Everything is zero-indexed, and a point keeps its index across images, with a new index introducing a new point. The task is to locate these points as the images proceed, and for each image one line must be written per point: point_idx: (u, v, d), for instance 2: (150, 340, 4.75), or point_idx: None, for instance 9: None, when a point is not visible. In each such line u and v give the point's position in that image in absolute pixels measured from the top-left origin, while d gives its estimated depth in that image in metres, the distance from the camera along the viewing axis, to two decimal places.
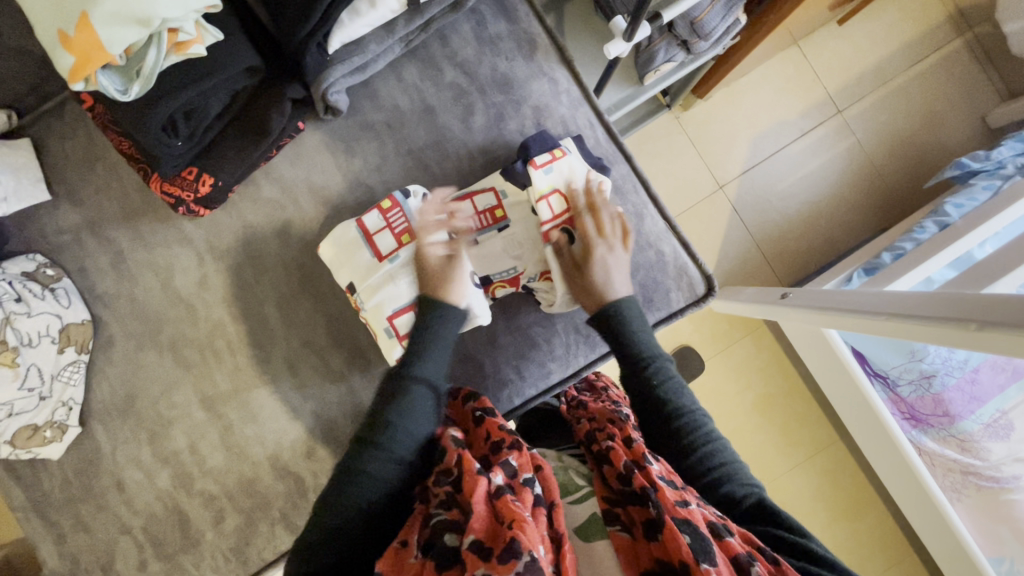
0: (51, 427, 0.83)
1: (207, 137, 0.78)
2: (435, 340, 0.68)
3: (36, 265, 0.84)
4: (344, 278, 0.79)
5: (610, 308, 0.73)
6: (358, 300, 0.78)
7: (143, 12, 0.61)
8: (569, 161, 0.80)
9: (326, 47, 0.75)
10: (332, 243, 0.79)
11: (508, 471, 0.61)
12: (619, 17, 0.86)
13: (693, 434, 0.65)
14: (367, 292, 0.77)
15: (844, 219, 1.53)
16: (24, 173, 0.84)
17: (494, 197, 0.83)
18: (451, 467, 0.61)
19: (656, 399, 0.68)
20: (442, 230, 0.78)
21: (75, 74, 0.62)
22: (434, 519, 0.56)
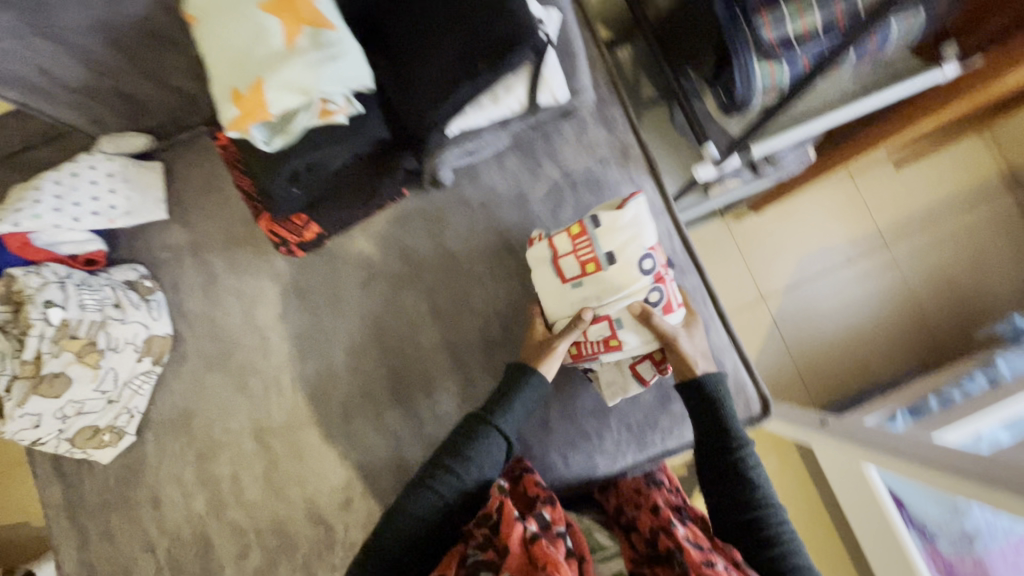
0: (110, 430, 0.86)
1: (322, 189, 0.84)
2: (519, 401, 0.77)
3: (137, 275, 0.90)
4: (600, 243, 0.75)
5: (701, 382, 0.76)
6: (594, 271, 0.75)
7: (307, 85, 0.68)
8: (624, 280, 0.75)
9: (446, 130, 0.78)
10: (638, 210, 0.76)
11: (542, 522, 0.67)
12: (711, 143, 0.94)
13: (768, 527, 0.70)
14: (614, 279, 0.75)
15: (883, 347, 1.55)
16: (149, 193, 0.91)
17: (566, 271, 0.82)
18: (492, 511, 0.68)
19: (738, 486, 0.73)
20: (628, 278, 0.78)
21: (235, 125, 0.70)
22: (472, 559, 0.64)
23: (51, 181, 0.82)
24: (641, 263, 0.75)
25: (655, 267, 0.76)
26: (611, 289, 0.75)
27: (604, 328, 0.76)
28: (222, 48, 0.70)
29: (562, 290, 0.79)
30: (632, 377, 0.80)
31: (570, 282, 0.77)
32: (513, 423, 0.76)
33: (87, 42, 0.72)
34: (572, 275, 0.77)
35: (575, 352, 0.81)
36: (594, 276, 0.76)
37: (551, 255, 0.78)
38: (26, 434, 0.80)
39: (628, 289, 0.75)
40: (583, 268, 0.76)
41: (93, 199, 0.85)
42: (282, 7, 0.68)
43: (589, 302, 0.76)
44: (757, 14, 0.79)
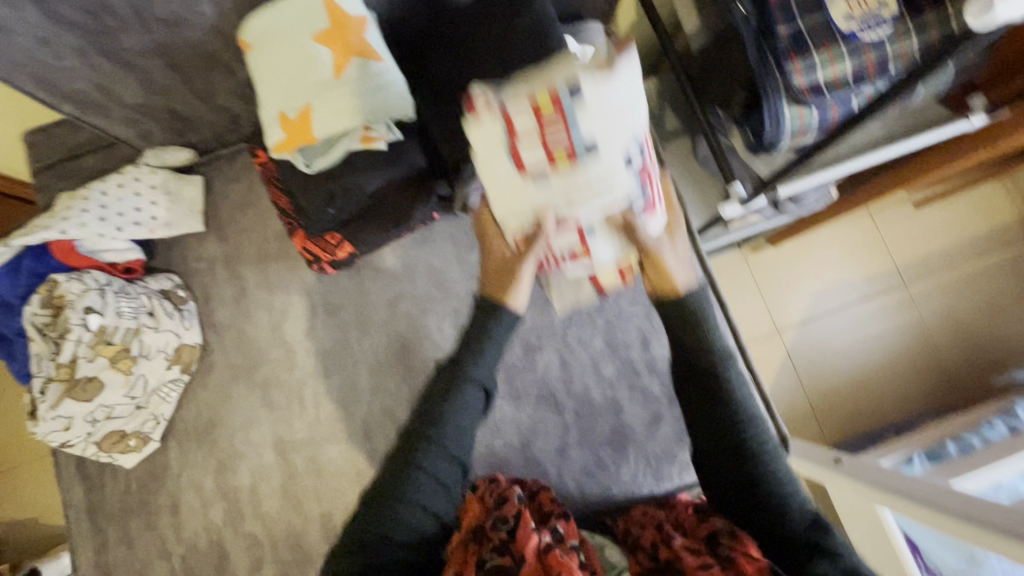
0: (136, 436, 0.87)
1: (357, 209, 0.86)
2: (491, 342, 0.73)
3: (172, 284, 0.92)
4: (578, 127, 0.57)
5: (678, 296, 0.73)
6: (567, 164, 0.59)
7: (352, 113, 0.72)
8: (603, 180, 0.61)
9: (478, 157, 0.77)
10: (626, 80, 0.58)
11: (557, 535, 0.68)
12: (738, 182, 0.93)
13: (748, 441, 0.67)
14: (591, 180, 0.61)
15: (896, 376, 1.54)
16: (188, 205, 0.94)
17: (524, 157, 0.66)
18: (509, 516, 0.69)
19: (725, 421, 0.68)
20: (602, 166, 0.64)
21: (280, 147, 0.74)
22: (489, 563, 0.63)
23: (98, 194, 0.87)
24: (626, 158, 0.62)
25: (640, 165, 0.64)
26: (586, 193, 0.62)
27: (574, 239, 0.69)
28: (272, 73, 0.72)
29: (520, 185, 0.63)
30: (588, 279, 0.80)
31: (534, 180, 0.61)
32: (488, 373, 0.72)
33: (145, 64, 0.76)
34: (536, 168, 0.60)
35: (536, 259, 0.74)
36: (565, 173, 0.60)
37: (507, 136, 0.59)
38: (56, 435, 0.82)
39: (609, 198, 0.63)
40: (552, 163, 0.59)
41: (135, 209, 0.89)
42: (333, 38, 0.71)
43: (556, 204, 0.63)
44: (788, 59, 0.82)
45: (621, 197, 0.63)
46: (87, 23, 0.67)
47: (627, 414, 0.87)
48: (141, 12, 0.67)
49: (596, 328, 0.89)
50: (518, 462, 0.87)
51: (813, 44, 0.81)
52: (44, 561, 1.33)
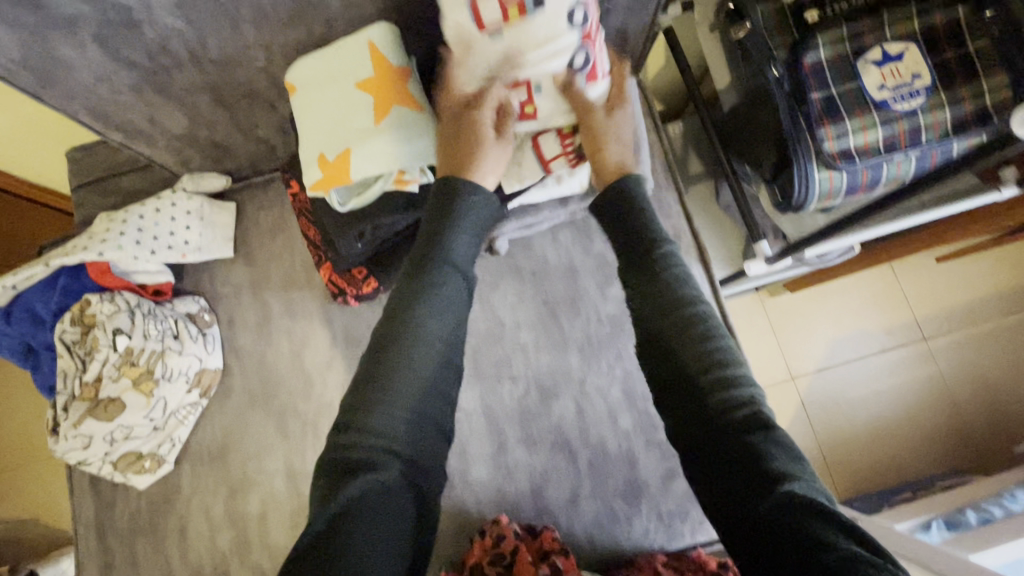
0: (151, 458, 0.88)
1: (384, 247, 0.87)
2: (462, 221, 0.68)
3: (198, 308, 0.94)
4: None
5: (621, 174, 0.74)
6: (516, 20, 0.63)
7: (389, 159, 0.73)
8: (548, 34, 0.64)
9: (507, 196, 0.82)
10: None
11: (555, 568, 0.72)
12: (764, 242, 0.95)
13: (699, 325, 0.62)
14: (537, 33, 0.64)
15: (905, 421, 1.52)
16: (219, 231, 0.96)
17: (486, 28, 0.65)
18: (507, 553, 0.76)
19: (669, 302, 0.63)
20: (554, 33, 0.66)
21: (317, 186, 0.75)
22: None
23: (135, 217, 0.89)
24: (570, 15, 0.63)
25: (587, 22, 0.65)
26: (532, 58, 0.67)
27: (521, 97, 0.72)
28: (316, 118, 0.75)
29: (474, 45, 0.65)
30: (533, 155, 0.79)
31: (490, 32, 0.64)
32: (465, 252, 0.67)
33: (194, 100, 0.79)
34: (490, 26, 0.63)
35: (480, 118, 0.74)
36: (516, 25, 0.63)
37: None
38: (74, 454, 0.84)
39: (555, 48, 0.65)
40: (505, 12, 0.62)
41: (169, 233, 0.91)
42: (376, 86, 0.72)
43: (509, 70, 0.68)
44: (821, 125, 0.83)
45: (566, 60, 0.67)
46: (146, 64, 0.70)
47: (641, 466, 0.86)
48: (197, 55, 0.71)
49: (615, 377, 0.89)
50: (529, 508, 0.86)
51: (845, 111, 0.83)
52: (43, 565, 1.29)
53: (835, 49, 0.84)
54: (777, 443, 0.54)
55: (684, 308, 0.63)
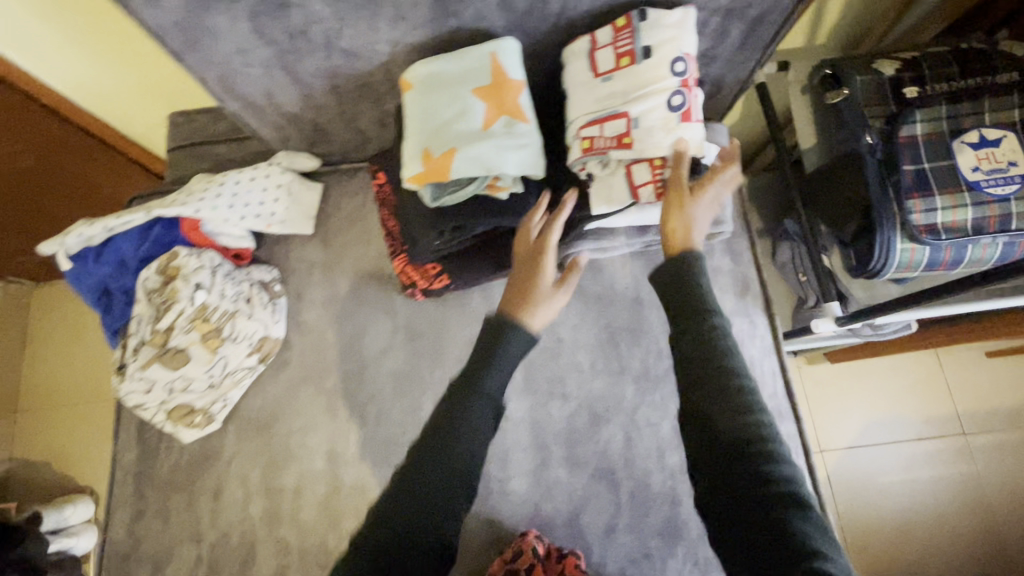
0: (202, 414, 0.89)
1: (460, 247, 0.89)
2: (504, 359, 0.63)
3: (270, 278, 0.97)
4: (640, 37, 0.74)
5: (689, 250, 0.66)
6: (626, 67, 0.75)
7: (491, 163, 0.76)
8: (650, 76, 0.74)
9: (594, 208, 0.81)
10: (676, 20, 0.73)
11: None
12: (835, 303, 0.94)
13: (739, 398, 0.55)
14: (642, 75, 0.74)
15: (934, 518, 1.43)
16: (302, 207, 0.99)
17: (601, 65, 0.77)
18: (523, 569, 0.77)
19: (709, 371, 0.57)
20: (657, 73, 0.74)
21: (417, 179, 0.79)
22: None
23: (227, 182, 0.90)
24: (673, 64, 0.73)
25: (687, 72, 0.73)
26: (634, 92, 0.74)
27: (618, 131, 0.75)
28: (427, 116, 0.79)
29: (591, 85, 0.78)
30: (624, 180, 0.78)
31: (603, 76, 0.77)
32: (498, 377, 0.61)
33: (314, 83, 0.84)
34: (603, 70, 0.76)
35: (585, 146, 0.78)
36: (625, 71, 0.75)
37: (589, 49, 0.78)
38: (134, 397, 0.86)
39: (654, 88, 0.73)
40: (617, 61, 0.75)
41: (257, 204, 0.93)
42: (490, 94, 0.77)
43: (613, 100, 0.76)
44: (910, 196, 0.84)
45: (665, 97, 0.73)
46: (283, 44, 0.75)
47: (683, 507, 0.86)
48: (331, 43, 0.76)
49: (669, 411, 0.89)
50: (562, 531, 0.86)
51: (936, 186, 0.84)
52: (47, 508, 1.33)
53: (931, 126, 0.85)
54: (817, 526, 0.49)
55: (726, 380, 0.56)
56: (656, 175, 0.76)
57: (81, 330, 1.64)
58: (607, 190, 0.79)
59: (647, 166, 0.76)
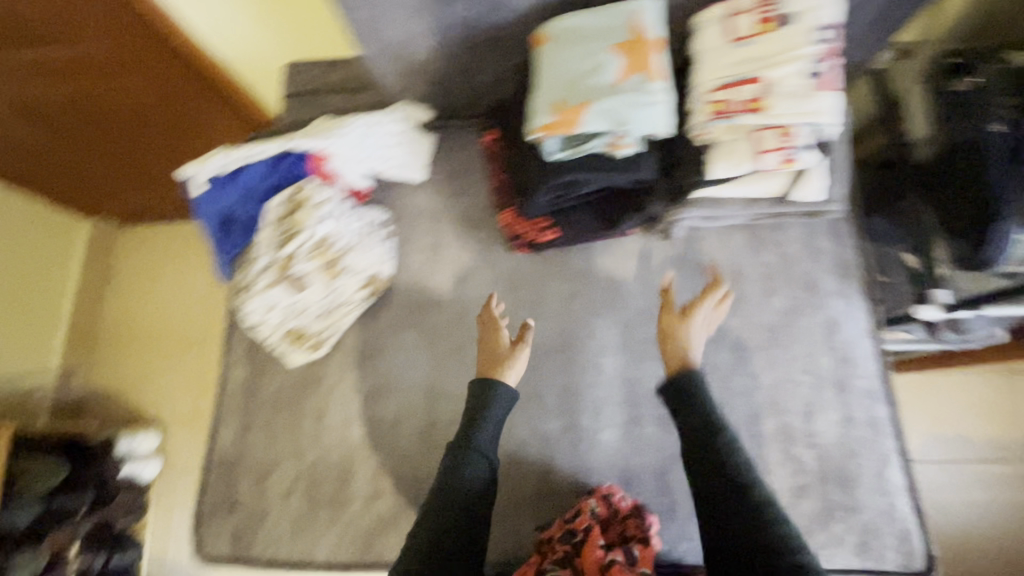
0: (313, 338, 0.95)
1: (572, 203, 0.93)
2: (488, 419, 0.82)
3: (382, 219, 1.01)
4: (785, 5, 0.76)
5: (687, 369, 0.83)
6: (766, 33, 0.76)
7: (622, 118, 0.78)
8: (792, 42, 0.75)
9: (706, 172, 0.83)
10: None
11: (631, 557, 0.75)
12: (943, 290, 0.97)
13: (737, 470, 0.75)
14: (783, 41, 0.76)
15: None
16: (417, 155, 1.03)
17: (739, 29, 0.78)
18: (579, 530, 0.79)
19: (698, 433, 0.78)
20: (799, 39, 0.75)
21: (544, 129, 0.82)
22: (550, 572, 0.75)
23: (357, 124, 0.96)
24: (816, 32, 0.75)
25: (829, 41, 0.75)
26: (773, 57, 0.76)
27: (751, 94, 0.77)
28: (561, 69, 0.81)
29: (725, 48, 0.79)
30: (750, 144, 0.79)
31: (740, 40, 0.78)
32: (487, 436, 0.81)
33: (451, 32, 0.87)
34: (741, 34, 0.78)
35: (713, 110, 0.80)
36: (765, 36, 0.77)
37: (725, 15, 0.79)
38: (257, 313, 0.93)
39: (795, 53, 0.75)
40: (758, 27, 0.77)
41: (379, 149, 0.98)
42: (629, 49, 0.79)
43: (749, 65, 0.77)
44: None
45: (805, 62, 0.75)
46: None
47: (772, 476, 0.87)
48: None
49: (762, 382, 0.91)
50: (649, 486, 0.89)
51: None
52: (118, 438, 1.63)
53: None
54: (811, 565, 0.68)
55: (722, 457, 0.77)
56: (782, 142, 0.78)
57: (188, 286, 1.94)
58: (728, 153, 0.81)
59: (775, 132, 0.78)
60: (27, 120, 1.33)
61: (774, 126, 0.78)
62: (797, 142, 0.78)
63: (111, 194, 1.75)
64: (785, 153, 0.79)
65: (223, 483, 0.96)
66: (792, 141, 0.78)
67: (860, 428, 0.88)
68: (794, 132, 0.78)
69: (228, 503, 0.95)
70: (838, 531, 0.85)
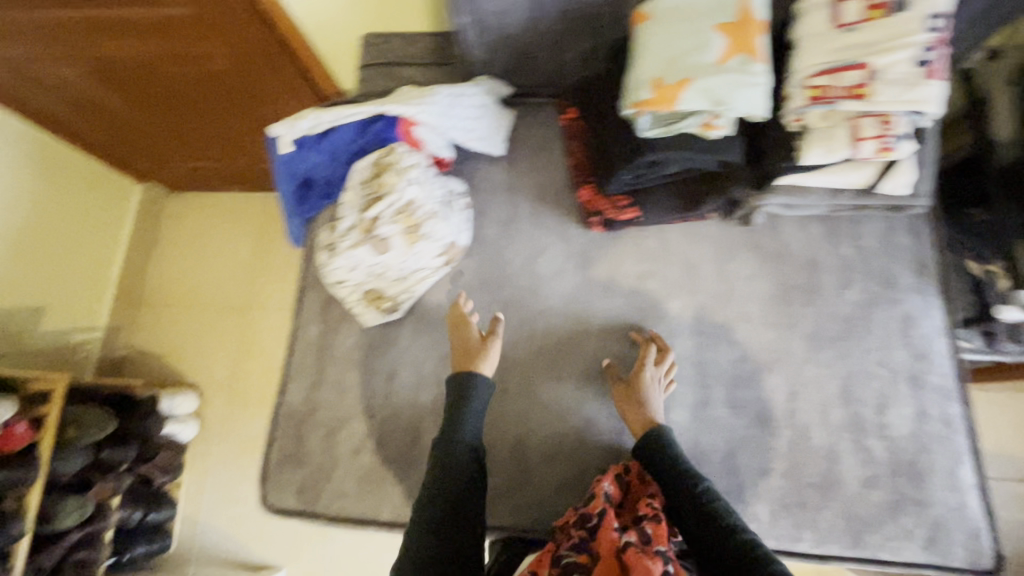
0: (391, 300, 0.97)
1: (654, 182, 0.94)
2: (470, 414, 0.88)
3: (459, 189, 1.01)
4: None
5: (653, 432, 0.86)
6: (876, 19, 0.76)
7: (721, 98, 0.79)
8: (902, 30, 0.74)
9: (798, 158, 0.84)
10: None
11: (645, 536, 0.75)
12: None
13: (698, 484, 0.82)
14: (892, 28, 0.75)
15: None
16: (498, 128, 1.04)
17: (847, 14, 0.77)
18: (593, 514, 0.79)
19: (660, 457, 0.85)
20: (910, 27, 0.74)
21: (639, 106, 0.82)
22: (568, 556, 0.74)
23: (443, 94, 0.98)
24: (929, 20, 0.74)
25: (941, 29, 0.74)
26: (882, 43, 0.75)
27: (856, 80, 0.76)
28: (660, 47, 0.82)
29: (830, 33, 0.79)
30: (847, 132, 0.79)
31: (847, 25, 0.77)
32: (471, 431, 0.87)
33: (548, 5, 0.88)
34: (849, 19, 0.77)
35: (813, 95, 0.79)
36: (874, 22, 0.76)
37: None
38: (339, 272, 0.95)
39: (905, 41, 0.74)
40: (867, 12, 0.76)
41: (462, 120, 0.99)
42: (733, 31, 0.79)
43: (855, 50, 0.76)
44: None
45: (915, 50, 0.74)
46: None
47: (842, 465, 0.88)
48: None
49: (835, 372, 0.91)
50: (716, 468, 0.89)
51: None
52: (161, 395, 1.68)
53: None
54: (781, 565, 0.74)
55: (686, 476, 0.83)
56: (879, 132, 0.78)
57: (232, 255, 1.95)
58: (825, 138, 0.81)
59: (874, 121, 0.78)
60: (103, 79, 1.37)
61: (873, 115, 0.78)
62: (895, 132, 0.78)
63: (159, 157, 1.78)
64: (881, 143, 0.79)
65: (290, 438, 0.98)
66: (890, 132, 0.78)
67: (933, 424, 0.88)
68: (893, 123, 0.78)
69: (295, 458, 0.97)
70: (907, 524, 0.85)
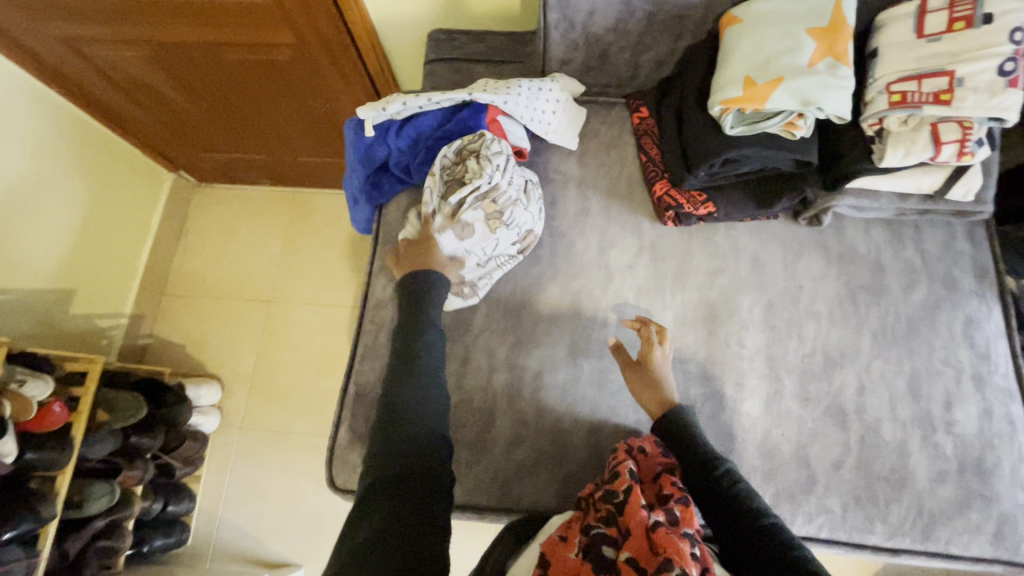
0: (468, 285, 0.98)
1: (727, 179, 0.97)
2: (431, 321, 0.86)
3: (531, 178, 1.03)
4: (982, 5, 0.80)
5: (672, 410, 0.86)
6: (959, 31, 0.81)
7: (812, 97, 0.82)
8: (985, 41, 0.79)
9: (880, 160, 0.87)
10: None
11: (672, 517, 0.70)
12: None
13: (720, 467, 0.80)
14: (975, 39, 0.80)
15: None
16: (572, 124, 1.07)
17: (930, 27, 0.83)
18: (620, 491, 0.74)
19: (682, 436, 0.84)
20: (994, 39, 0.79)
21: (729, 103, 0.86)
22: (595, 529, 0.69)
23: (525, 87, 0.99)
24: (1011, 33, 0.78)
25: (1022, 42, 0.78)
26: (966, 53, 0.80)
27: (940, 86, 0.80)
28: (751, 49, 0.86)
29: (913, 44, 0.84)
30: (928, 135, 0.83)
31: (930, 36, 0.82)
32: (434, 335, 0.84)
33: (637, 7, 0.92)
34: (932, 31, 0.82)
35: (896, 99, 0.83)
36: (957, 35, 0.81)
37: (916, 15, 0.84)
38: None
39: (990, 51, 0.78)
40: (950, 25, 0.81)
41: (541, 112, 1.01)
42: (823, 36, 0.84)
43: (940, 59, 0.81)
44: None
45: (999, 59, 0.78)
46: None
47: (911, 459, 0.90)
48: None
49: (902, 370, 0.94)
50: (790, 460, 0.91)
51: None
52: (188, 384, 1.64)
53: None
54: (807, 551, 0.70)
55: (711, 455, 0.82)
56: (960, 136, 0.82)
57: (260, 246, 1.93)
58: (907, 141, 0.84)
59: (955, 126, 0.82)
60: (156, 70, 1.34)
61: (953, 120, 0.82)
62: (974, 137, 0.82)
63: (199, 146, 1.73)
64: (961, 146, 0.83)
65: (361, 418, 0.97)
66: (970, 136, 0.82)
67: (997, 422, 0.91)
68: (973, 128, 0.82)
69: (366, 438, 0.96)
70: (976, 520, 0.87)
